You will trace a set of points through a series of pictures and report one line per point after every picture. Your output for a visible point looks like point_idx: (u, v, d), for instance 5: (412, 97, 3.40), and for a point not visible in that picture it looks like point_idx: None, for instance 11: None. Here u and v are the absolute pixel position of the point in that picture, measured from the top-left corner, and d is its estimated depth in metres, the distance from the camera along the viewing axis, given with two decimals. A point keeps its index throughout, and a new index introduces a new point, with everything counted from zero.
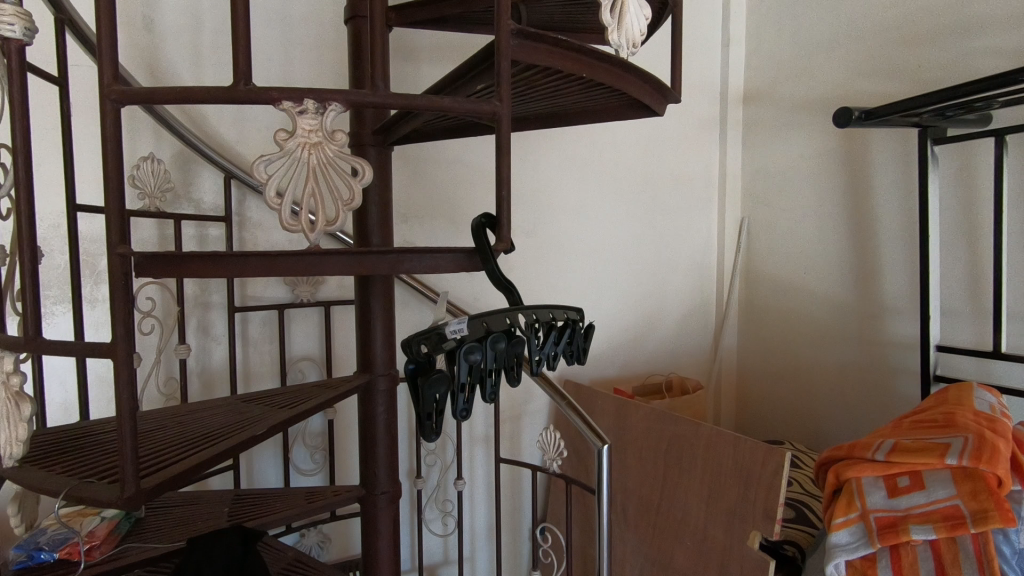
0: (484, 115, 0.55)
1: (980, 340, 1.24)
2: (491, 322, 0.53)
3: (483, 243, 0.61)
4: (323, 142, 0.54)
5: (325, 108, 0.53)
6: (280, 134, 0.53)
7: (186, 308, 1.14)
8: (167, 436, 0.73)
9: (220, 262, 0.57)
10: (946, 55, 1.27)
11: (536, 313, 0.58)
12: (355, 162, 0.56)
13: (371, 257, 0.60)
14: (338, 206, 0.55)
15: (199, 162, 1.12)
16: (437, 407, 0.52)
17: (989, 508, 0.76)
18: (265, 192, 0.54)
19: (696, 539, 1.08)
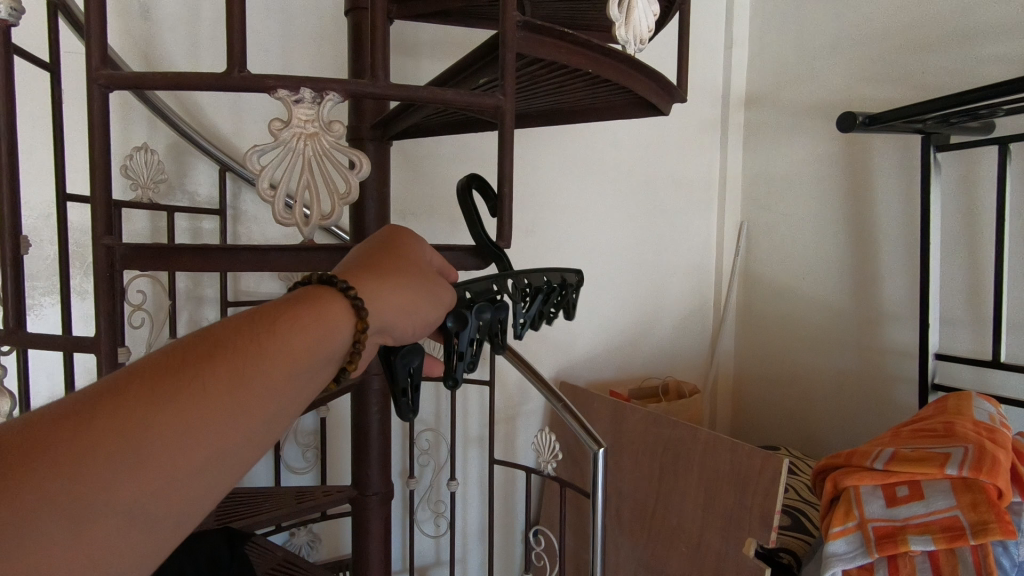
0: (487, 109, 0.54)
1: (979, 349, 1.23)
2: (477, 292, 0.51)
3: (470, 211, 0.58)
4: (319, 133, 0.52)
5: (321, 97, 0.51)
6: (275, 124, 0.51)
7: (178, 301, 1.12)
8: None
9: (209, 256, 0.54)
10: (951, 62, 1.26)
11: (528, 278, 0.55)
12: (353, 154, 0.54)
13: None
14: (333, 199, 0.53)
15: (194, 154, 1.11)
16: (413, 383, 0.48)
17: (990, 520, 0.75)
18: (257, 183, 0.51)
19: (692, 545, 1.07)
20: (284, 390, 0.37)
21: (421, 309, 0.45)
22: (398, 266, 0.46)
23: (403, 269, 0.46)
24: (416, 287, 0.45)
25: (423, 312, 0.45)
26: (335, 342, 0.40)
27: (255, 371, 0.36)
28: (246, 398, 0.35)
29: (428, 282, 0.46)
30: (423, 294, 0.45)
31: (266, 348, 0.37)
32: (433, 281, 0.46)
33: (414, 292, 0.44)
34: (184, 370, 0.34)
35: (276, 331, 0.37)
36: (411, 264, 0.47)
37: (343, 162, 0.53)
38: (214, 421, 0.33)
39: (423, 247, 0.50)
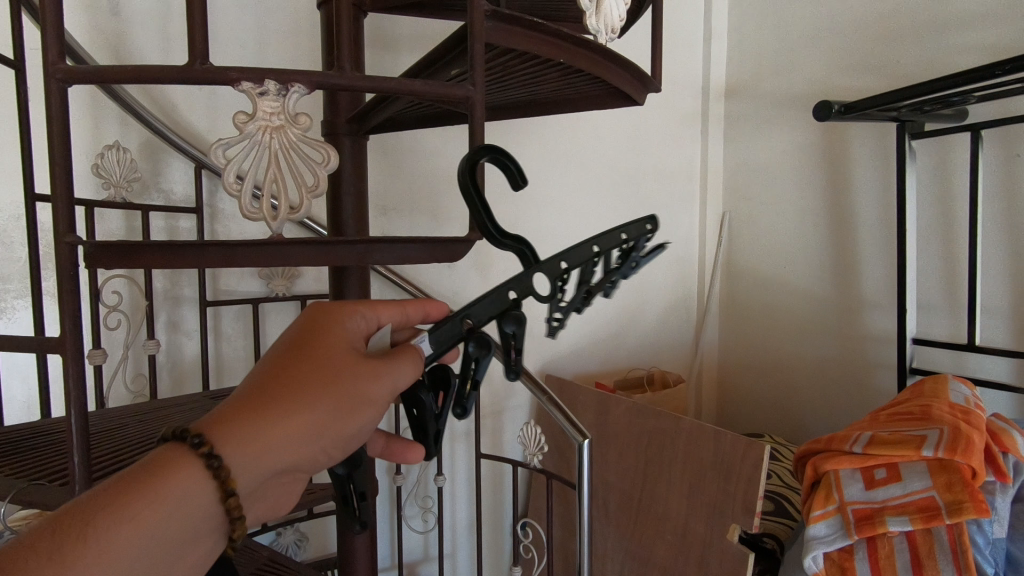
0: (456, 100, 0.53)
1: (955, 333, 1.25)
2: (483, 314, 0.51)
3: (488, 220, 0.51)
4: (286, 126, 0.52)
5: (286, 89, 0.50)
6: (239, 117, 0.50)
7: (155, 302, 1.11)
8: (145, 420, 0.68)
9: (177, 251, 0.53)
10: (925, 51, 1.27)
11: (565, 258, 0.49)
12: (320, 148, 0.54)
13: (337, 247, 0.56)
14: (301, 192, 0.53)
15: (169, 152, 1.09)
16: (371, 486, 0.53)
17: (964, 499, 0.76)
18: (224, 176, 0.51)
19: (677, 533, 1.08)
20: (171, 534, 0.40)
21: (330, 427, 0.46)
22: (302, 383, 0.46)
23: (321, 381, 0.46)
24: (319, 405, 0.45)
25: (337, 429, 0.46)
26: (202, 491, 0.41)
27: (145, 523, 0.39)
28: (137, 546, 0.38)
29: (342, 391, 0.46)
30: (333, 411, 0.46)
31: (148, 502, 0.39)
32: (348, 392, 0.46)
33: (319, 408, 0.45)
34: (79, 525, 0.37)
35: (133, 495, 0.39)
36: (319, 373, 0.46)
37: (311, 156, 0.53)
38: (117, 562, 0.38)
39: (346, 330, 0.51)
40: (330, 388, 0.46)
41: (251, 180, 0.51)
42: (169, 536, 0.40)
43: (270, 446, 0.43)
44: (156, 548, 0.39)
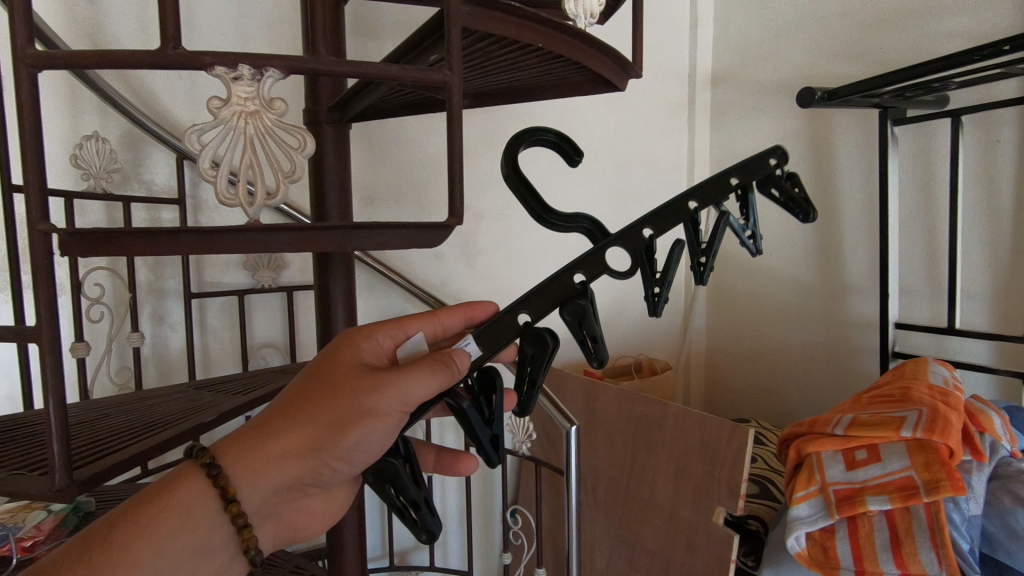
0: (434, 84, 0.53)
1: (936, 317, 1.27)
2: (540, 307, 0.59)
3: (534, 204, 0.59)
4: (260, 112, 0.51)
5: (261, 74, 0.50)
6: (214, 102, 0.50)
7: (139, 294, 1.10)
8: (130, 410, 0.68)
9: (153, 239, 0.52)
10: (908, 37, 1.27)
11: (663, 216, 0.58)
12: (297, 134, 0.54)
13: (317, 233, 0.56)
14: (278, 177, 0.53)
15: (149, 143, 1.08)
16: (424, 491, 0.58)
17: (941, 478, 0.77)
18: (198, 161, 0.51)
19: (664, 517, 1.09)
20: (190, 528, 0.53)
21: (323, 441, 0.55)
22: (304, 405, 0.56)
23: (318, 402, 0.56)
24: (319, 423, 0.55)
25: (332, 443, 0.55)
26: (206, 504, 0.54)
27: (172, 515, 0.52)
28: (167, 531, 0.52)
29: (342, 408, 0.55)
30: (330, 426, 0.55)
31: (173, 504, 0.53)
32: (338, 411, 0.55)
33: (318, 426, 0.55)
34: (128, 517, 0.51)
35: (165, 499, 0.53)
36: (320, 393, 0.57)
37: (288, 143, 0.54)
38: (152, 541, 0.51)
39: (359, 352, 0.61)
40: (331, 408, 0.55)
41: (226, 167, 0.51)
42: (190, 527, 0.53)
43: (272, 454, 0.55)
44: (174, 538, 0.52)
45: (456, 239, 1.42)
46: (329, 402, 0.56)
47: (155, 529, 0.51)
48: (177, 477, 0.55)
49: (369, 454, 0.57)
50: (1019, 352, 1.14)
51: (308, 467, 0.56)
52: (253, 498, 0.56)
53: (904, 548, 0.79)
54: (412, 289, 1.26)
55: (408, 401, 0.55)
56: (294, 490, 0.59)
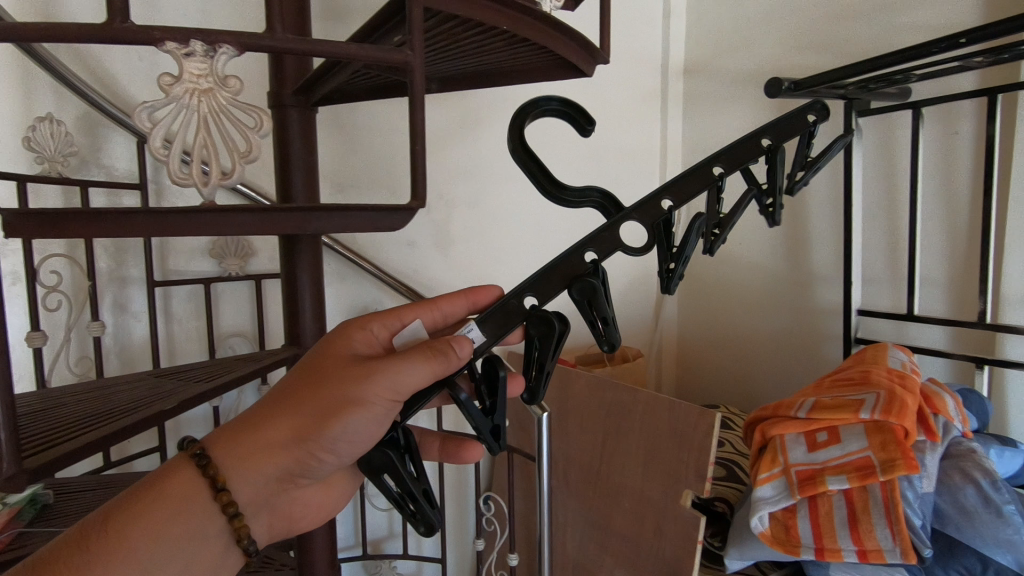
0: (396, 65, 0.53)
1: (897, 304, 1.31)
2: (550, 287, 0.57)
3: (544, 181, 0.59)
4: (214, 89, 0.51)
5: (214, 50, 0.49)
6: (165, 79, 0.50)
7: (99, 282, 1.07)
8: (87, 398, 0.66)
9: (106, 219, 0.51)
10: (872, 29, 1.29)
11: (685, 186, 0.58)
12: (253, 113, 0.53)
13: (276, 214, 0.56)
14: (234, 157, 0.52)
15: (108, 126, 1.04)
16: (424, 484, 0.57)
17: (896, 457, 0.80)
18: (149, 140, 0.51)
19: (634, 501, 1.11)
20: (184, 521, 0.53)
21: (310, 432, 0.56)
22: (294, 397, 0.57)
23: (307, 393, 0.57)
24: (306, 413, 0.55)
25: (320, 433, 0.56)
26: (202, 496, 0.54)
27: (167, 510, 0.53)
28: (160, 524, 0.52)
29: (331, 399, 0.55)
30: (317, 416, 0.55)
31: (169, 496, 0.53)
32: (324, 402, 0.55)
33: (305, 417, 0.56)
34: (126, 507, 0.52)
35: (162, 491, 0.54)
36: (310, 384, 0.57)
37: (243, 122, 0.53)
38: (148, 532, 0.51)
39: (353, 344, 0.62)
40: (318, 398, 0.56)
41: (178, 145, 0.51)
42: (184, 521, 0.53)
43: (260, 445, 0.56)
44: (168, 532, 0.52)
45: (429, 227, 1.41)
46: (317, 392, 0.56)
47: (148, 521, 0.51)
48: (170, 470, 0.55)
49: (359, 445, 0.58)
50: (975, 337, 1.18)
51: (298, 457, 0.57)
52: (245, 490, 0.56)
53: (861, 525, 0.82)
54: (383, 277, 1.24)
55: (395, 393, 0.55)
56: (289, 479, 0.60)
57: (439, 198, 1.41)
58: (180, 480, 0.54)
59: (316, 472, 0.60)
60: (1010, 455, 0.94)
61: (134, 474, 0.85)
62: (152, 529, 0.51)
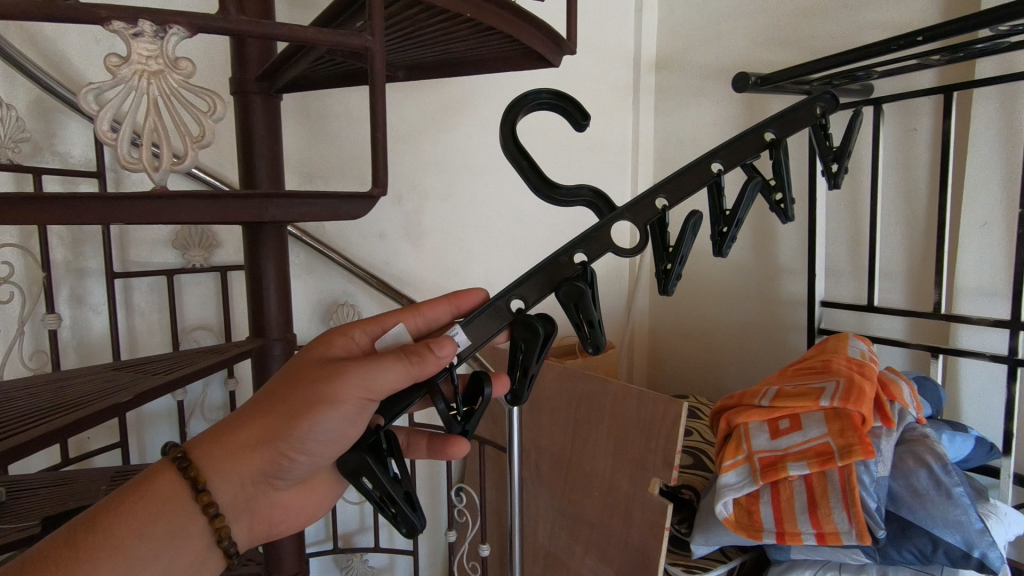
0: (355, 49, 0.53)
1: (858, 295, 1.34)
2: (536, 289, 0.58)
3: (534, 178, 0.59)
4: (165, 71, 0.50)
5: (164, 32, 0.49)
6: (112, 60, 0.49)
7: (55, 274, 1.03)
8: (38, 392, 0.64)
9: (47, 206, 0.48)
10: (836, 26, 1.32)
11: (682, 181, 0.57)
12: (205, 97, 0.54)
13: (229, 202, 0.55)
14: (185, 141, 0.52)
15: (63, 112, 1.01)
16: (406, 487, 0.55)
17: (854, 443, 0.83)
18: (96, 123, 0.49)
19: (604, 490, 1.12)
20: (161, 523, 0.53)
21: (282, 432, 0.55)
22: (270, 401, 0.56)
23: (282, 394, 0.56)
24: (277, 413, 0.55)
25: (292, 433, 0.55)
26: (178, 497, 0.54)
27: (143, 513, 0.52)
28: (138, 528, 0.51)
29: (299, 399, 0.55)
30: (285, 417, 0.55)
31: (143, 500, 0.53)
32: (296, 402, 0.55)
33: (277, 417, 0.55)
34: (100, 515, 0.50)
35: (138, 496, 0.53)
36: (284, 386, 0.57)
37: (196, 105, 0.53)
38: (125, 537, 0.50)
39: (334, 348, 0.61)
40: (291, 398, 0.55)
41: (127, 128, 0.50)
42: (162, 524, 0.53)
43: (230, 447, 0.55)
44: (147, 536, 0.51)
45: (400, 219, 1.40)
46: (291, 393, 0.56)
47: (126, 527, 0.50)
48: (146, 474, 0.55)
49: (331, 444, 0.57)
50: (931, 328, 1.22)
51: (270, 458, 0.56)
52: (225, 490, 0.56)
53: (820, 509, 0.85)
54: (353, 269, 1.23)
55: (363, 392, 0.54)
56: (266, 481, 0.59)
57: (410, 189, 1.40)
58: (161, 483, 0.53)
59: (292, 474, 0.60)
60: (961, 440, 0.98)
61: (92, 470, 0.83)
62: (131, 534, 0.51)
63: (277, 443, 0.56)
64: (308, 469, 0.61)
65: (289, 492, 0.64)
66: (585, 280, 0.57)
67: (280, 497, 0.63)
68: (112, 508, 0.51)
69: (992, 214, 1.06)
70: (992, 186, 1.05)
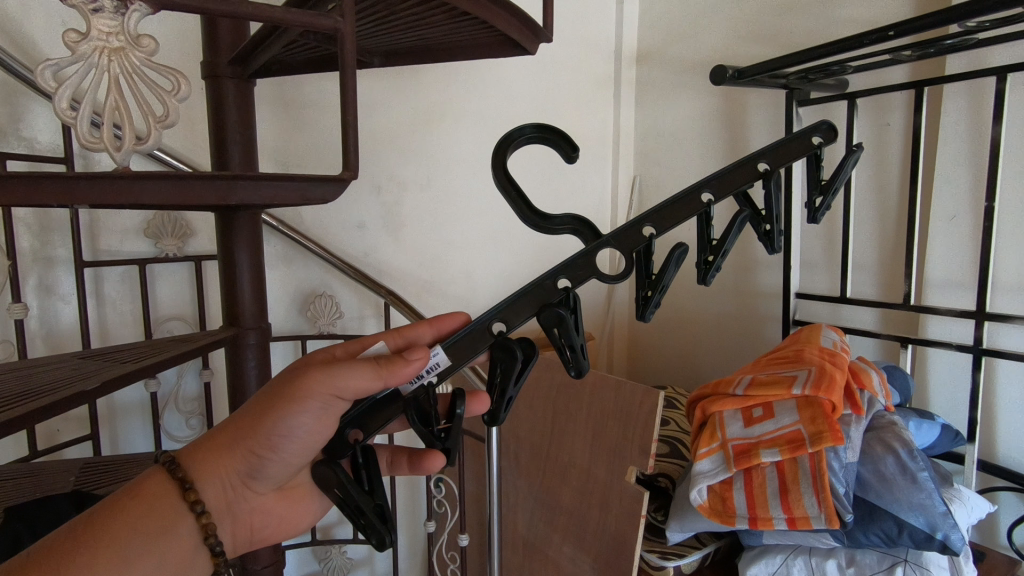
0: (325, 30, 0.52)
1: (832, 287, 1.37)
2: (516, 316, 0.56)
3: (525, 212, 0.56)
4: (126, 48, 0.54)
5: (125, 8, 0.53)
6: (71, 36, 0.51)
7: (22, 263, 1.01)
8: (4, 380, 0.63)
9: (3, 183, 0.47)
10: (812, 21, 1.33)
11: (669, 211, 0.55)
12: (168, 75, 0.56)
13: (196, 181, 0.54)
14: (149, 121, 0.54)
15: (27, 96, 0.98)
16: (378, 500, 0.56)
17: (824, 429, 0.84)
18: (55, 100, 0.50)
19: (582, 479, 1.13)
20: (150, 520, 0.52)
21: (255, 429, 0.55)
22: (253, 400, 0.57)
23: (263, 393, 0.57)
24: (252, 409, 0.56)
25: (262, 430, 0.55)
26: (172, 498, 0.54)
27: (138, 510, 0.52)
28: (128, 525, 0.51)
29: (268, 398, 0.55)
30: (257, 413, 0.55)
31: (138, 500, 0.53)
32: (269, 399, 0.55)
33: (251, 413, 0.56)
34: (98, 513, 0.51)
35: (137, 492, 0.53)
36: (266, 386, 0.57)
37: (156, 81, 0.56)
38: (117, 532, 0.50)
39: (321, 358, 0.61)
40: (266, 395, 0.55)
41: (88, 106, 0.52)
42: (150, 524, 0.52)
43: (211, 445, 0.56)
44: (137, 531, 0.51)
45: (379, 209, 1.38)
46: (268, 392, 0.56)
47: (120, 521, 0.51)
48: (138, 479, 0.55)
49: (301, 446, 0.57)
50: (900, 318, 1.24)
51: (242, 457, 0.57)
52: (211, 489, 0.56)
53: (791, 494, 0.87)
54: (330, 260, 1.22)
55: (325, 391, 0.53)
56: (243, 483, 0.59)
57: (389, 178, 1.39)
58: (152, 485, 0.53)
59: (269, 477, 0.59)
60: (927, 427, 1.00)
61: (61, 462, 0.81)
62: (123, 527, 0.51)
63: (250, 440, 0.56)
64: (287, 472, 0.60)
65: (269, 496, 0.62)
66: (567, 306, 0.54)
67: (264, 501, 0.62)
68: (110, 505, 0.52)
69: (960, 207, 1.08)
70: (959, 180, 1.08)
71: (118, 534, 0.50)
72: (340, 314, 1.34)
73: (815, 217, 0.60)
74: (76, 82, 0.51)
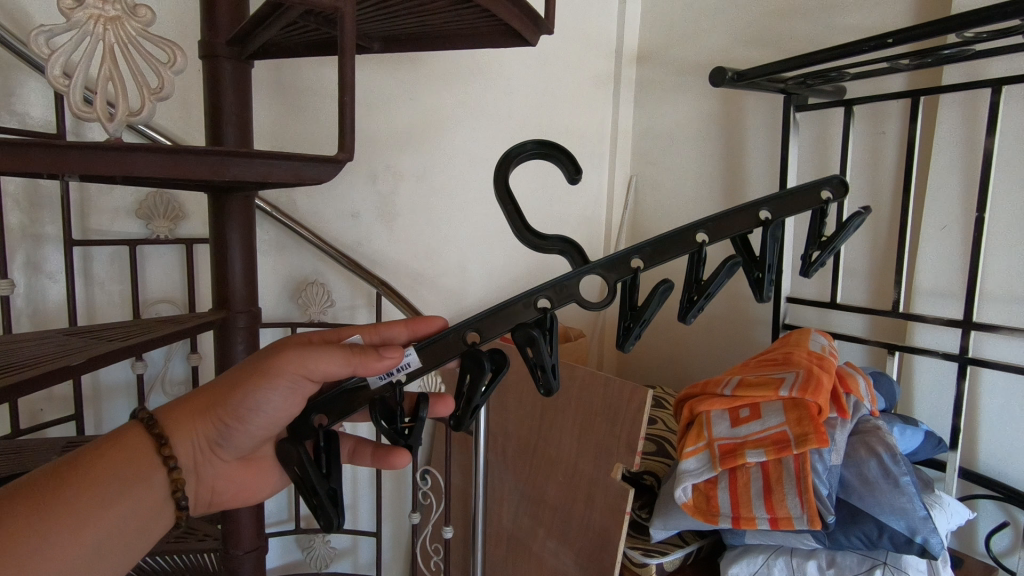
0: (325, 9, 0.52)
1: (822, 291, 1.38)
2: (491, 327, 0.55)
3: (514, 220, 0.56)
4: (123, 17, 0.55)
5: None
6: (66, 3, 0.53)
7: (10, 239, 1.00)
8: None
9: None
10: (812, 27, 1.34)
11: (658, 247, 0.55)
12: (163, 45, 0.57)
13: (186, 157, 0.53)
14: (144, 93, 0.54)
15: (21, 70, 0.97)
16: (333, 483, 0.58)
17: (809, 432, 0.85)
18: (48, 69, 0.51)
19: (568, 472, 1.13)
20: (128, 471, 0.52)
21: (228, 397, 0.55)
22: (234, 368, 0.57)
23: (243, 363, 0.57)
24: (229, 378, 0.56)
25: (235, 400, 0.55)
26: (147, 453, 0.53)
27: (114, 460, 0.51)
28: (106, 473, 0.50)
29: (242, 371, 0.56)
30: (232, 384, 0.55)
31: (115, 450, 0.52)
32: (248, 370, 0.55)
33: (228, 383, 0.56)
34: (75, 461, 0.49)
35: (114, 444, 0.52)
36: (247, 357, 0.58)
37: (149, 47, 0.56)
38: (96, 481, 0.49)
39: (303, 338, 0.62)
40: (245, 367, 0.56)
41: (80, 78, 0.52)
42: (128, 475, 0.51)
43: (187, 406, 0.56)
44: (117, 480, 0.51)
45: (374, 198, 1.38)
46: (247, 363, 0.56)
47: (98, 469, 0.50)
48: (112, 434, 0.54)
49: (271, 420, 0.57)
50: (889, 326, 1.25)
51: (212, 425, 0.57)
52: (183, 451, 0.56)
53: (774, 494, 0.87)
54: (323, 247, 1.21)
55: (297, 371, 0.54)
56: (210, 450, 0.59)
57: (385, 168, 1.38)
58: (126, 438, 0.53)
59: (236, 445, 0.59)
60: (911, 434, 1.01)
61: (44, 441, 0.80)
62: (101, 477, 0.50)
63: (220, 408, 0.56)
64: (254, 442, 0.60)
65: (235, 465, 0.62)
66: (542, 327, 0.53)
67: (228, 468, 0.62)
68: (88, 454, 0.50)
69: (952, 217, 1.09)
70: (951, 189, 1.09)
71: (97, 482, 0.49)
72: (332, 303, 1.34)
73: (810, 271, 0.58)
74: (67, 52, 0.52)
